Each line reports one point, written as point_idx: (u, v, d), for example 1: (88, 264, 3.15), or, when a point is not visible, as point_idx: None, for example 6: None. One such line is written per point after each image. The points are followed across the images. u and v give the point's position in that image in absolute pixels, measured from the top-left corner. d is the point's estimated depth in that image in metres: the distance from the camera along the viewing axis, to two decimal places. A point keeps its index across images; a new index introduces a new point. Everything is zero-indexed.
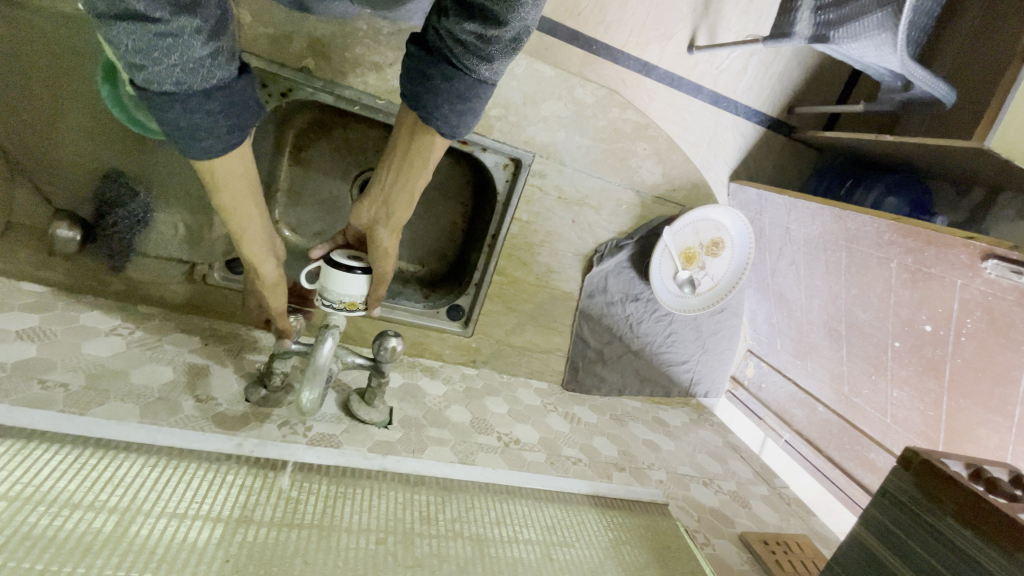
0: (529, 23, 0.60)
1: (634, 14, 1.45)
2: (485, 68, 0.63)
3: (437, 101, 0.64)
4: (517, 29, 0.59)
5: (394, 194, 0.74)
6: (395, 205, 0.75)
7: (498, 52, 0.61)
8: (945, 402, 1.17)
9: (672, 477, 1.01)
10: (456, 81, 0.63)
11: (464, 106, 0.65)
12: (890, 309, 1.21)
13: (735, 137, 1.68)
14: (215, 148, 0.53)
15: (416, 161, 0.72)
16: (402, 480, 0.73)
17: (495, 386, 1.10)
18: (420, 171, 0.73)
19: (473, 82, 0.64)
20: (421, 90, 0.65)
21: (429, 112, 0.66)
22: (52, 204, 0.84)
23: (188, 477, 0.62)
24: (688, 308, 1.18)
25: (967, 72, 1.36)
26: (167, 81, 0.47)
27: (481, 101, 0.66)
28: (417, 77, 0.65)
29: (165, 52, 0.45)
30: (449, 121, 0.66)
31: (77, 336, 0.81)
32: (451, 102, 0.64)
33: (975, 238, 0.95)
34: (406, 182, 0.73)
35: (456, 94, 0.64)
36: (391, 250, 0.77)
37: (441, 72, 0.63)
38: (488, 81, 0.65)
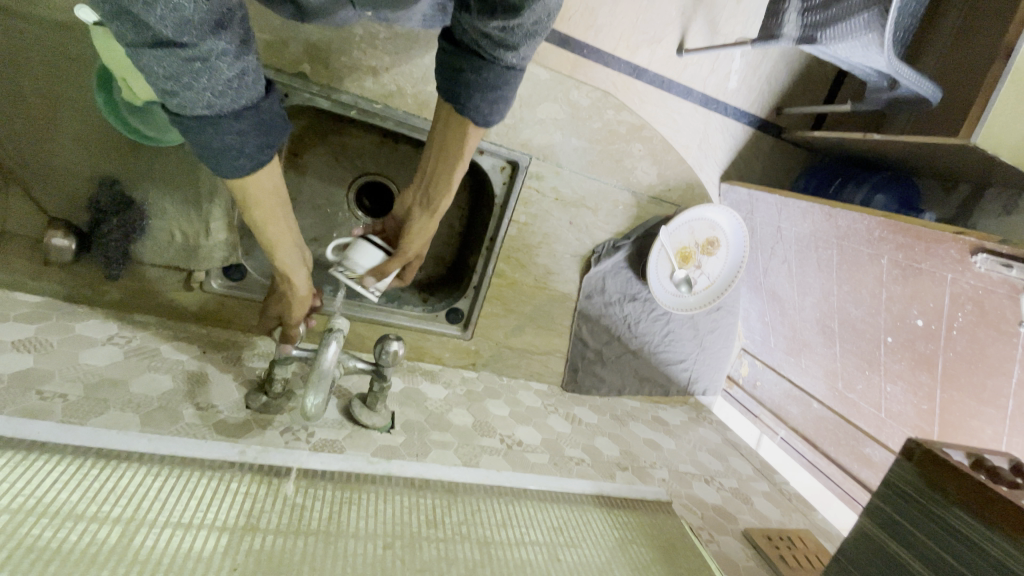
0: (549, 8, 0.60)
1: (624, 18, 1.46)
2: (512, 55, 0.65)
3: (469, 93, 0.68)
4: (539, 13, 0.60)
5: (435, 179, 0.79)
6: (435, 189, 0.79)
7: (523, 40, 0.63)
8: (938, 396, 1.18)
9: (674, 475, 1.02)
10: (485, 72, 0.66)
11: (495, 94, 0.68)
12: (882, 305, 1.23)
13: (726, 138, 1.70)
14: (245, 167, 0.54)
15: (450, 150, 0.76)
16: (407, 484, 0.72)
17: (496, 389, 1.09)
18: (455, 160, 0.76)
19: (502, 70, 0.66)
20: (455, 84, 0.69)
21: (462, 105, 0.70)
22: (46, 213, 0.83)
23: (192, 487, 0.61)
24: (686, 308, 1.18)
25: (953, 69, 1.39)
26: (198, 105, 0.48)
27: (512, 88, 0.69)
28: (450, 73, 0.69)
29: (194, 76, 0.46)
30: (481, 110, 0.69)
31: (74, 346, 0.80)
32: (482, 92, 0.68)
33: (965, 233, 0.97)
34: (444, 168, 0.77)
35: (488, 85, 0.67)
36: (423, 233, 0.81)
37: (473, 64, 0.67)
38: (518, 68, 0.68)
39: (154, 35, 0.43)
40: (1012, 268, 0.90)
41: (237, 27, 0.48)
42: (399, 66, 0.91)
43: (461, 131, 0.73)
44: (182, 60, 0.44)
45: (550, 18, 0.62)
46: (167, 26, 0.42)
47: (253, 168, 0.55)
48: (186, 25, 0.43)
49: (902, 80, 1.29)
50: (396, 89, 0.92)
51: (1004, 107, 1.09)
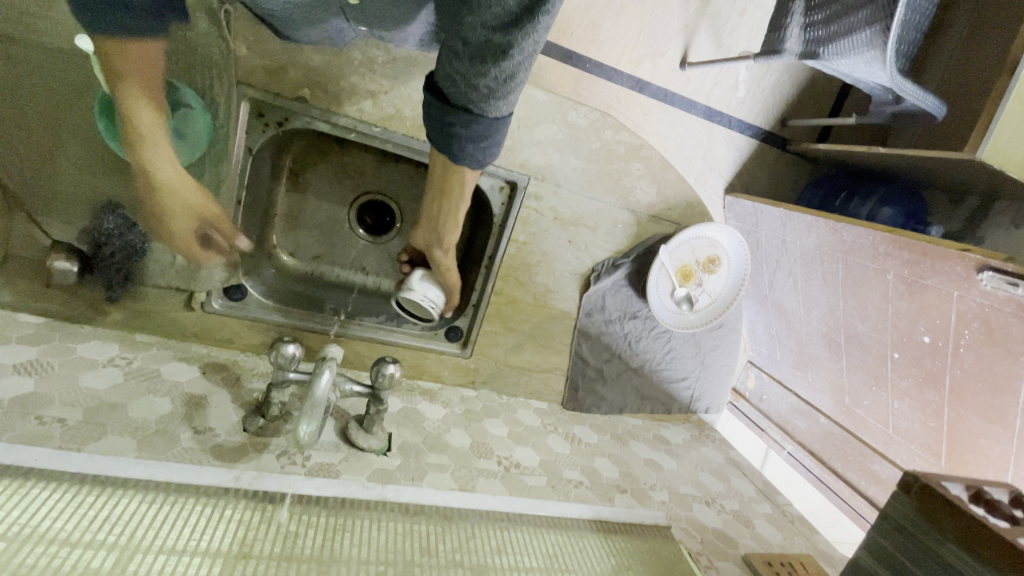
0: (536, 50, 0.58)
1: (626, 32, 1.47)
2: (501, 105, 0.63)
3: (460, 144, 0.66)
4: (526, 55, 0.57)
5: (441, 219, 0.80)
6: (445, 228, 0.81)
7: (511, 87, 0.61)
8: (946, 413, 1.16)
9: (674, 498, 1.01)
10: (473, 123, 0.64)
11: (486, 142, 0.66)
12: (888, 320, 1.22)
13: (730, 150, 1.69)
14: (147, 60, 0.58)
15: (452, 191, 0.75)
16: (402, 510, 0.73)
17: (495, 408, 1.09)
18: (460, 198, 0.77)
19: (491, 121, 0.64)
20: (444, 138, 0.66)
21: (454, 155, 0.67)
22: (50, 236, 0.84)
23: (186, 513, 0.62)
24: (685, 325, 1.18)
25: (957, 83, 1.39)
26: None
27: (501, 135, 0.67)
28: (438, 129, 0.66)
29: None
30: (475, 158, 0.68)
31: (75, 368, 0.81)
32: (473, 140, 0.66)
33: (970, 250, 0.96)
34: (449, 209, 0.78)
35: (478, 134, 0.65)
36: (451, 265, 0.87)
37: (461, 118, 0.64)
38: (506, 117, 0.65)
39: None
40: (1019, 286, 0.90)
41: None
42: (398, 89, 0.92)
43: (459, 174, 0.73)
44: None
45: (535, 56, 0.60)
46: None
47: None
48: None
49: (906, 96, 1.28)
50: (394, 112, 0.93)
51: (1008, 123, 1.09)
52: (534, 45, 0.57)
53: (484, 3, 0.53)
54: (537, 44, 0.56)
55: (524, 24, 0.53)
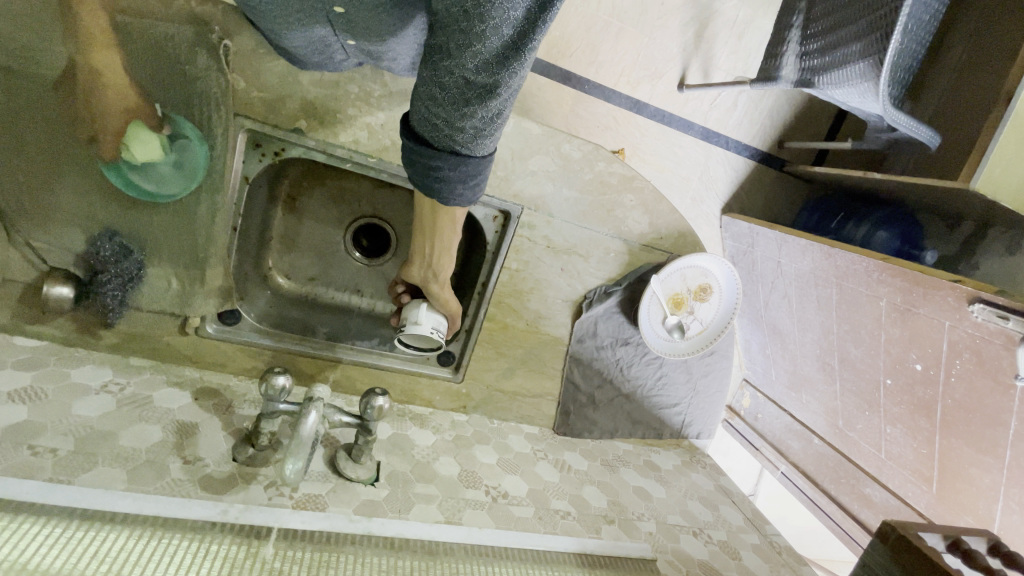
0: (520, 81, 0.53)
1: (625, 54, 1.49)
2: (489, 142, 0.59)
3: (451, 188, 0.63)
4: (512, 91, 0.52)
5: (435, 257, 0.81)
6: (439, 265, 0.82)
7: (500, 124, 0.57)
8: (938, 441, 1.15)
9: (661, 528, 1.01)
10: (464, 164, 0.61)
11: (477, 179, 0.64)
12: (881, 346, 1.21)
13: (727, 171, 1.70)
14: None
15: (443, 234, 0.76)
16: (387, 545, 0.74)
17: (486, 433, 1.09)
18: (450, 237, 0.77)
19: (480, 158, 0.61)
20: (432, 180, 0.63)
21: (446, 197, 0.65)
22: (45, 263, 0.85)
23: (172, 549, 0.63)
24: (676, 353, 1.18)
25: (952, 113, 1.39)
26: None
27: (489, 167, 0.65)
28: (424, 171, 0.62)
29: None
30: (464, 196, 0.67)
31: (68, 396, 0.81)
32: (464, 182, 0.64)
33: (963, 281, 0.98)
34: (442, 250, 0.79)
35: (468, 173, 0.63)
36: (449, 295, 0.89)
37: (448, 160, 0.60)
38: (494, 148, 0.62)
39: None
40: (1010, 319, 0.90)
41: None
42: (393, 121, 0.93)
43: (449, 219, 0.73)
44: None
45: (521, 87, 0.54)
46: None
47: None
48: None
49: (899, 127, 1.28)
50: (390, 143, 0.95)
51: (1004, 152, 1.08)
52: (521, 77, 0.52)
53: (462, 46, 0.46)
54: (524, 75, 0.51)
55: (512, 66, 0.47)
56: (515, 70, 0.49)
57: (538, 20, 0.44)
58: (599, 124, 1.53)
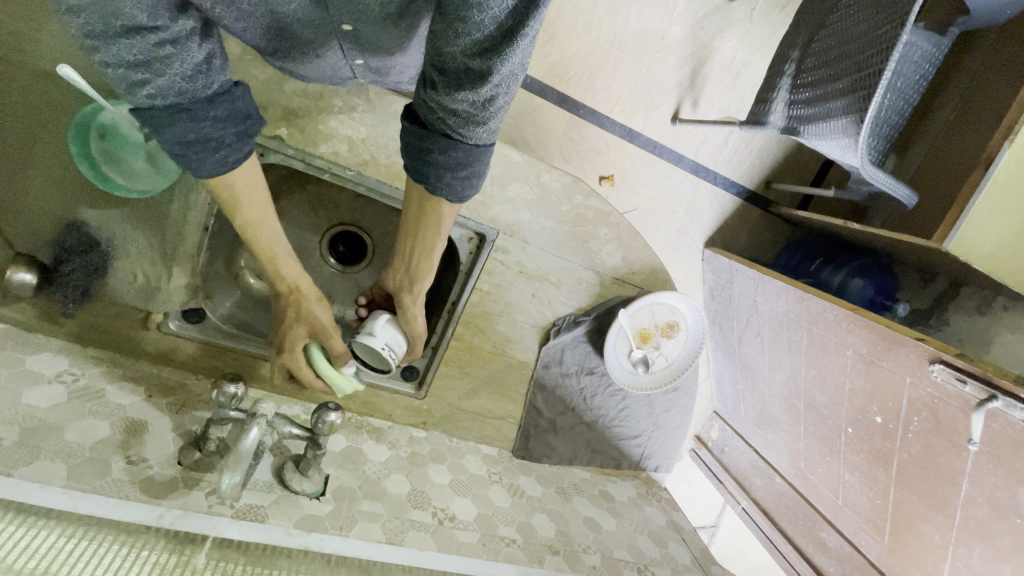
0: (515, 77, 0.57)
1: (621, 84, 1.52)
2: (481, 130, 0.61)
3: (439, 173, 0.65)
4: (504, 82, 0.56)
5: (414, 264, 0.81)
6: (417, 274, 0.82)
7: (492, 114, 0.60)
8: (892, 493, 1.17)
9: (605, 563, 1.02)
10: (453, 151, 0.63)
11: (467, 171, 0.65)
12: (845, 395, 1.23)
13: (713, 207, 1.73)
14: (228, 159, 0.57)
15: (427, 231, 0.76)
16: (323, 560, 0.75)
17: (442, 452, 1.09)
18: (435, 241, 0.77)
19: (470, 148, 0.64)
20: (424, 165, 0.66)
21: (434, 185, 0.66)
22: (12, 246, 0.83)
23: (102, 552, 0.63)
24: (638, 386, 1.19)
25: (936, 172, 1.42)
26: (171, 91, 0.51)
27: (484, 162, 0.66)
28: (416, 153, 0.66)
29: (165, 62, 0.49)
30: (453, 188, 0.66)
31: (19, 383, 0.80)
32: (451, 171, 0.65)
33: (925, 340, 1.00)
34: (422, 252, 0.79)
35: (456, 162, 0.64)
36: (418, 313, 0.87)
37: (439, 143, 0.64)
38: (487, 142, 0.65)
39: (126, 22, 0.46)
40: (968, 382, 0.92)
41: (196, 53, 0.51)
42: (374, 138, 0.94)
43: (434, 217, 0.73)
44: (150, 45, 0.47)
45: (516, 83, 0.58)
46: (144, 15, 0.46)
47: (228, 167, 0.58)
48: (159, 11, 0.47)
49: (878, 183, 1.31)
50: (370, 158, 0.95)
51: (977, 218, 1.10)
52: (514, 69, 0.55)
53: (460, 32, 0.51)
54: (517, 68, 0.55)
55: (501, 52, 0.51)
56: (507, 60, 0.53)
57: (530, 9, 0.49)
58: (592, 149, 1.55)
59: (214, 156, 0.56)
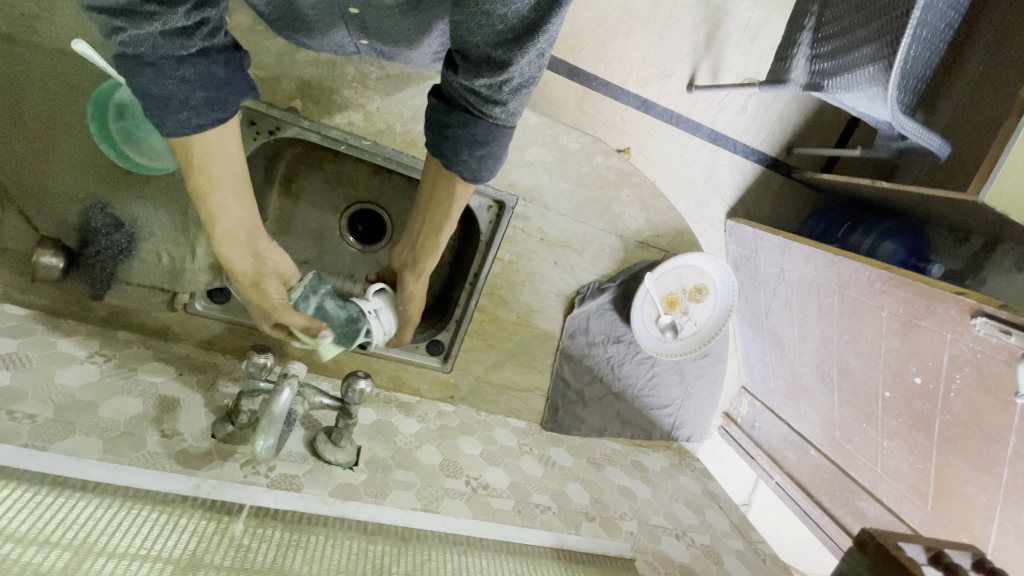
0: (538, 64, 0.55)
1: (634, 52, 1.47)
2: (499, 111, 0.59)
3: (457, 148, 0.63)
4: (525, 69, 0.54)
5: (421, 241, 0.77)
6: (423, 251, 0.78)
7: (512, 95, 0.58)
8: (935, 457, 1.11)
9: (643, 528, 1.00)
10: (472, 126, 0.61)
11: (484, 149, 0.63)
12: (881, 358, 1.17)
13: (734, 175, 1.67)
14: (192, 123, 0.52)
15: (439, 209, 0.73)
16: (360, 529, 0.73)
17: (472, 425, 1.08)
18: (443, 221, 0.74)
19: (490, 125, 0.61)
20: (443, 141, 0.64)
21: (451, 162, 0.65)
22: (38, 231, 0.85)
23: (139, 520, 0.62)
24: (668, 353, 1.16)
25: (973, 119, 1.33)
26: (144, 45, 0.45)
27: (503, 141, 0.64)
28: (437, 128, 0.64)
29: (147, 20, 0.43)
30: (469, 167, 0.65)
31: (51, 364, 0.82)
32: (470, 147, 0.63)
33: (965, 293, 0.94)
34: (432, 230, 0.76)
35: (474, 138, 0.62)
36: (417, 294, 0.83)
37: (459, 119, 0.62)
38: (507, 124, 0.63)
39: None
40: (1012, 335, 0.87)
41: (181, 17, 0.44)
42: (389, 106, 0.93)
43: (447, 193, 0.71)
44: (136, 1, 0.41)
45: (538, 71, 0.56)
46: None
47: (190, 131, 0.52)
48: None
49: (908, 134, 1.22)
50: (385, 127, 0.94)
51: (1015, 164, 1.01)
52: (536, 54, 0.53)
53: (482, 24, 0.49)
54: (539, 54, 0.54)
55: (524, 45, 0.50)
56: (529, 50, 0.51)
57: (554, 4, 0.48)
58: (607, 123, 1.51)
59: (178, 118, 0.51)
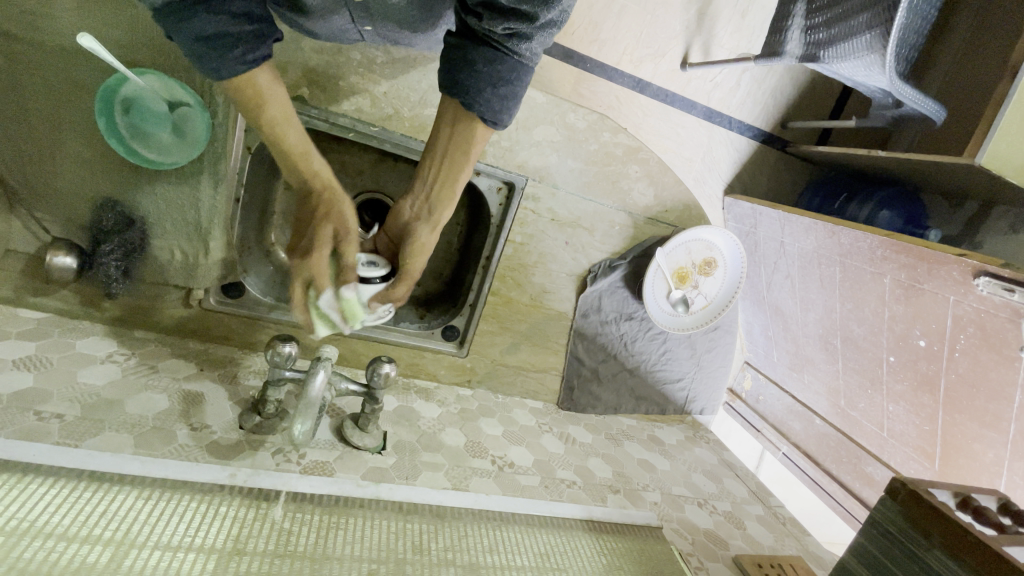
0: (558, 19, 0.61)
1: (627, 32, 1.36)
2: (525, 47, 0.62)
3: (481, 86, 0.64)
4: (549, 19, 0.59)
5: (437, 190, 0.73)
6: (439, 198, 0.73)
7: (537, 31, 0.60)
8: (941, 418, 1.10)
9: (666, 499, 1.03)
10: (499, 64, 0.63)
11: (508, 88, 0.65)
12: (884, 324, 1.15)
13: (730, 151, 1.57)
14: (246, 58, 0.55)
15: (457, 154, 0.71)
16: (395, 508, 0.74)
17: (491, 408, 1.10)
18: (463, 165, 0.72)
19: (514, 64, 0.64)
20: (465, 75, 0.64)
21: (474, 100, 0.65)
22: (49, 233, 0.84)
23: (181, 509, 0.63)
24: (682, 328, 1.17)
25: (963, 82, 1.32)
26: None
27: (523, 82, 0.66)
28: (458, 64, 0.64)
29: None
30: (492, 106, 0.66)
31: (73, 364, 0.82)
32: (494, 85, 0.64)
33: (967, 254, 0.91)
34: (449, 175, 0.73)
35: (500, 77, 0.64)
36: (427, 248, 0.75)
37: (484, 55, 0.63)
38: (529, 65, 0.66)
39: None
40: (1015, 292, 0.85)
41: None
42: (396, 91, 0.93)
43: (467, 138, 0.70)
44: None
45: (558, 23, 0.61)
46: None
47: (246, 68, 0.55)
48: None
49: (905, 100, 1.21)
50: (392, 112, 0.94)
51: (1009, 127, 1.01)
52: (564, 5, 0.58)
53: None
54: (567, 5, 0.58)
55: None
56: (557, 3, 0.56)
57: None
58: (603, 105, 1.40)
59: (231, 56, 0.53)
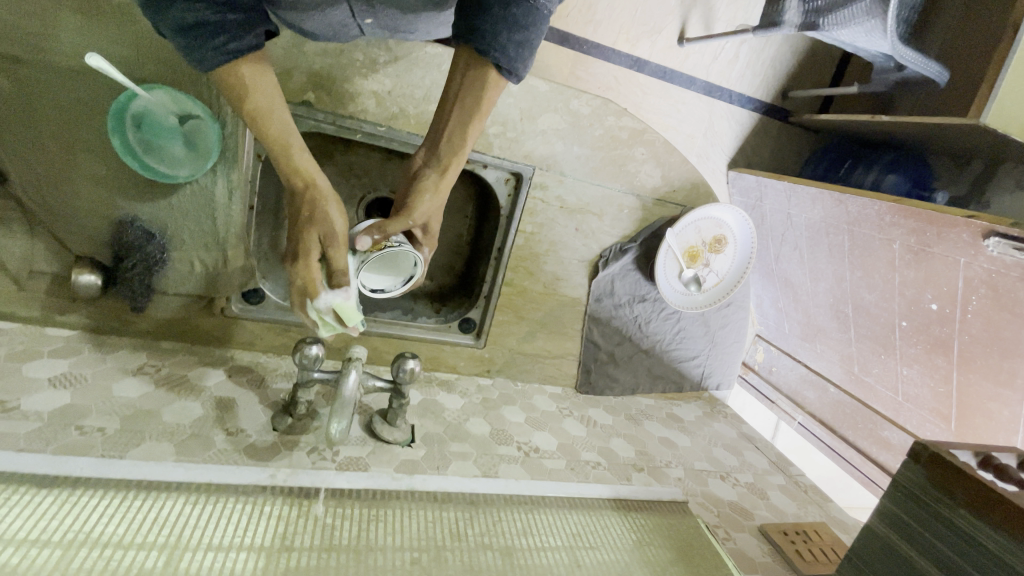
0: None
1: (622, 9, 1.34)
2: None
3: (496, 30, 0.64)
4: None
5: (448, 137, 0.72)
6: (452, 145, 0.72)
7: None
8: (956, 378, 1.11)
9: (689, 473, 1.06)
10: (513, 7, 0.63)
11: (523, 36, 0.65)
12: (895, 290, 1.16)
13: (732, 125, 1.55)
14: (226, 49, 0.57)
15: (469, 102, 0.70)
16: (430, 498, 0.76)
17: (511, 395, 1.12)
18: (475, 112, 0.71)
19: (530, 7, 0.64)
20: (477, 19, 0.65)
21: (487, 44, 0.65)
22: (71, 252, 0.86)
23: (227, 511, 0.65)
24: (694, 306, 1.20)
25: (961, 43, 1.31)
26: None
27: (537, 30, 0.66)
28: (473, 11, 0.65)
29: None
30: (507, 54, 0.66)
31: (106, 378, 0.84)
32: (510, 31, 0.64)
33: (976, 216, 0.90)
34: (460, 125, 0.72)
35: (515, 22, 0.64)
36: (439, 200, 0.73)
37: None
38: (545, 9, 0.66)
39: None
40: None
41: None
42: (401, 89, 0.93)
43: (480, 83, 0.69)
44: None
45: None
46: None
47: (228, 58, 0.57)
48: None
49: (907, 62, 1.19)
50: (398, 110, 0.95)
51: (1014, 82, 1.00)
52: None
53: None
54: None
55: None
56: None
57: None
58: (600, 86, 1.39)
59: (216, 45, 0.56)
